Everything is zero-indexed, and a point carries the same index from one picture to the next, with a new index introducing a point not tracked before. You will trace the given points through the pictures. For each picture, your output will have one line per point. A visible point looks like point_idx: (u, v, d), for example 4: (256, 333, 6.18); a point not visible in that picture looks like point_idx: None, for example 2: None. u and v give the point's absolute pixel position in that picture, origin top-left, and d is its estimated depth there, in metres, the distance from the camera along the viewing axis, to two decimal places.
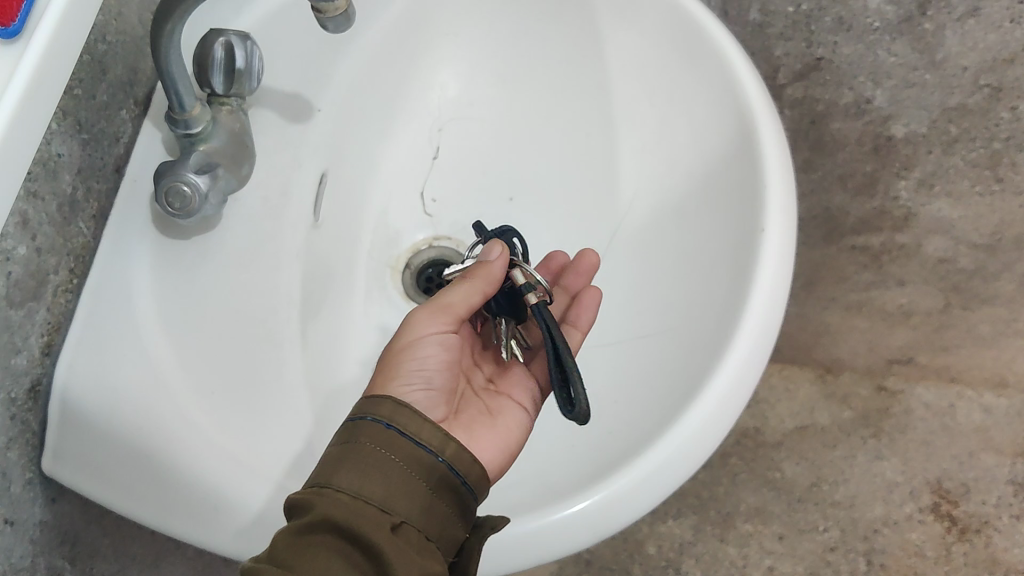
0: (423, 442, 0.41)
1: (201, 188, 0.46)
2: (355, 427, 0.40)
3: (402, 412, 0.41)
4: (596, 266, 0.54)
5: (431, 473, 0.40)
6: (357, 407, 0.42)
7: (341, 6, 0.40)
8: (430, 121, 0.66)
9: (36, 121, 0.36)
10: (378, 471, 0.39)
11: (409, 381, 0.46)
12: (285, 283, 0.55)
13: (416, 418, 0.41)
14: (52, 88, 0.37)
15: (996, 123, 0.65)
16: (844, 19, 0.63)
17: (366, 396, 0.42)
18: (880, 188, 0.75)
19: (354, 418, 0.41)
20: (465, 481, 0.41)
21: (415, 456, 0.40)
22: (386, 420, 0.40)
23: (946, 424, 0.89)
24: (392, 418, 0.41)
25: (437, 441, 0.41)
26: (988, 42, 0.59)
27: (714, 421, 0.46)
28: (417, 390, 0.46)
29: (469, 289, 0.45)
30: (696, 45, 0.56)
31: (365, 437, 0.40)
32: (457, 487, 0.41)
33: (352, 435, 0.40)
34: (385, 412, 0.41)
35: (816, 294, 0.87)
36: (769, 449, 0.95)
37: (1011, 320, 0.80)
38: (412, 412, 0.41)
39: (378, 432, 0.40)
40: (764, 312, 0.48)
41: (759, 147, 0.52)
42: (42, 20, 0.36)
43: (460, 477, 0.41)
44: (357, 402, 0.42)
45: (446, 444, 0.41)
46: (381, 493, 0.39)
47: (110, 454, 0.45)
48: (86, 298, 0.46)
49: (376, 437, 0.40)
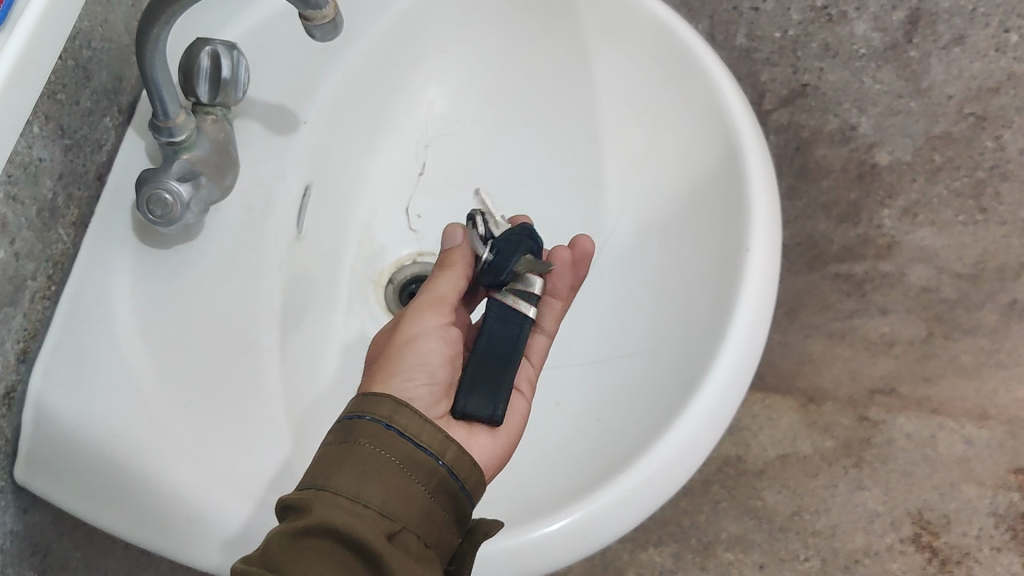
0: (423, 445, 0.40)
1: (183, 196, 0.46)
2: (354, 426, 0.40)
3: (402, 413, 0.40)
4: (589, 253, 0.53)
5: (430, 477, 0.40)
6: (357, 404, 0.41)
7: (329, 15, 0.40)
8: (416, 137, 0.66)
9: (18, 113, 0.35)
10: (376, 473, 0.38)
11: (412, 376, 0.45)
12: (266, 293, 0.54)
13: (417, 419, 0.40)
14: (26, 93, 0.36)
15: (980, 153, 0.65)
16: (830, 46, 0.63)
17: (364, 393, 0.41)
18: (864, 216, 0.75)
19: (352, 417, 0.40)
20: (463, 486, 0.41)
21: (412, 458, 0.39)
22: (385, 420, 0.40)
23: (928, 455, 0.88)
24: (393, 417, 0.40)
25: (437, 444, 0.40)
26: (973, 70, 0.59)
27: (698, 440, 0.45)
28: (421, 385, 0.45)
29: (452, 273, 0.47)
30: (683, 66, 0.56)
31: (363, 437, 0.39)
32: (455, 492, 0.41)
33: (350, 436, 0.40)
34: (384, 413, 0.40)
35: (799, 322, 0.87)
36: (751, 477, 0.94)
37: (993, 350, 0.80)
38: (412, 412, 0.40)
39: (376, 432, 0.39)
40: (749, 332, 0.47)
41: (744, 166, 0.52)
42: (24, 14, 0.36)
43: (458, 483, 0.41)
44: (355, 399, 0.41)
45: (446, 447, 0.41)
46: (378, 497, 0.38)
47: (87, 465, 0.44)
48: (64, 306, 0.46)
49: (376, 438, 0.39)
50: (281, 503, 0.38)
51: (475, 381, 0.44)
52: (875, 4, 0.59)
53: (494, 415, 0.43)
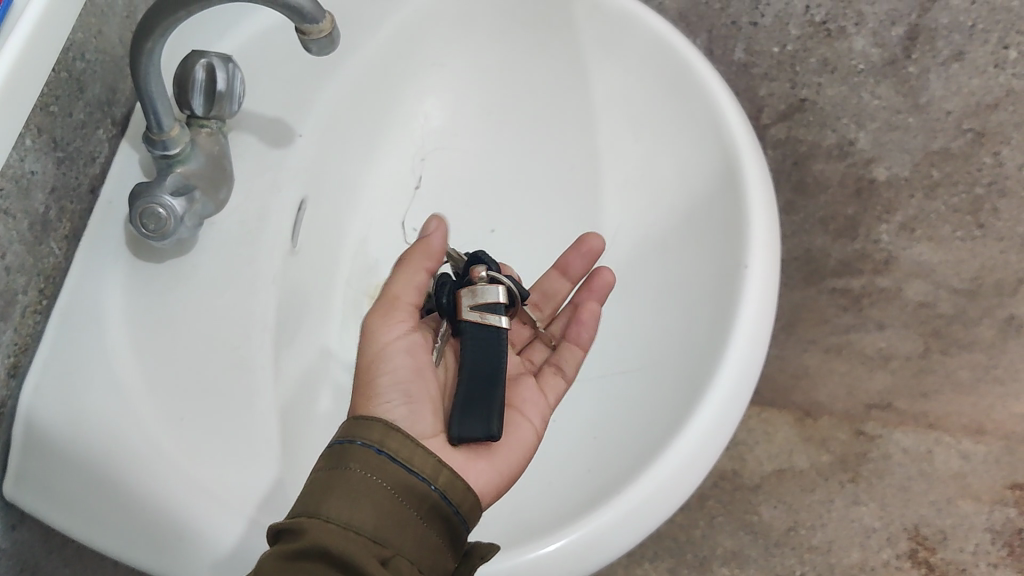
0: (414, 469, 0.39)
1: (177, 212, 0.46)
2: (344, 449, 0.39)
3: (393, 437, 0.40)
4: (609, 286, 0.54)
5: (422, 502, 0.39)
6: (347, 428, 0.40)
7: (326, 29, 0.40)
8: (412, 150, 0.66)
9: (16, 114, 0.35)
10: (368, 498, 0.37)
11: (387, 398, 0.43)
12: (260, 308, 0.54)
13: (408, 443, 0.40)
14: (23, 95, 0.36)
15: (978, 169, 0.64)
16: (828, 61, 0.63)
17: (355, 418, 0.41)
18: (861, 230, 0.74)
19: (343, 441, 0.40)
20: (457, 510, 0.40)
21: (405, 482, 0.39)
22: (377, 444, 0.39)
23: (923, 470, 0.85)
24: (384, 442, 0.39)
25: (430, 468, 0.40)
26: (972, 86, 0.59)
27: (695, 460, 0.45)
28: (400, 405, 0.43)
29: (412, 269, 0.46)
30: (680, 80, 0.56)
31: (354, 462, 0.39)
32: (448, 515, 0.40)
33: (340, 461, 0.39)
34: (375, 437, 0.40)
35: (797, 336, 0.87)
36: (746, 492, 0.89)
37: (990, 366, 0.80)
38: (403, 436, 0.40)
39: (367, 456, 0.39)
40: (747, 351, 0.47)
41: (742, 182, 0.51)
42: (23, 16, 0.36)
43: (451, 507, 0.40)
44: (343, 425, 0.41)
45: (439, 471, 0.40)
46: (372, 522, 0.37)
47: (75, 481, 0.43)
48: (58, 315, 0.46)
49: (367, 462, 0.39)
50: (273, 528, 0.37)
51: (469, 405, 0.43)
52: (874, 20, 0.59)
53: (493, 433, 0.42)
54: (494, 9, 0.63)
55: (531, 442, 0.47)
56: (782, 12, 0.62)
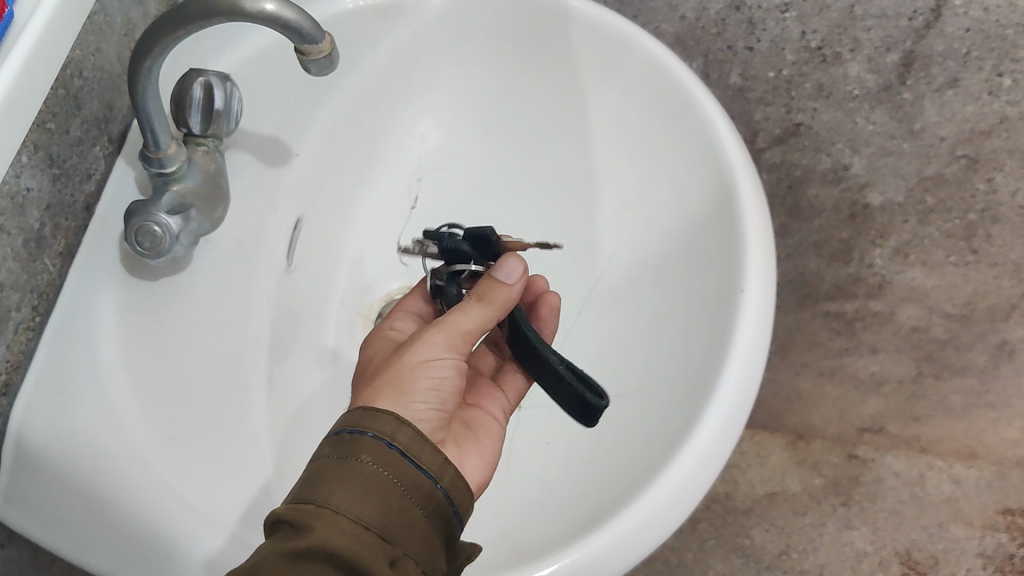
0: (423, 467, 0.39)
1: (172, 228, 0.46)
2: (355, 442, 0.38)
3: (405, 433, 0.39)
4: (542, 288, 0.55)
5: (428, 500, 0.38)
6: (357, 417, 0.39)
7: (325, 50, 0.40)
8: (409, 171, 0.66)
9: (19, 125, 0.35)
10: (379, 495, 0.37)
11: (423, 401, 0.43)
12: (254, 327, 0.54)
13: (418, 441, 0.39)
14: (25, 109, 0.36)
15: (971, 195, 0.64)
16: (824, 86, 0.64)
17: (364, 409, 0.40)
18: (855, 254, 0.74)
19: (352, 431, 0.38)
20: (458, 510, 0.40)
21: (413, 480, 0.38)
22: (388, 438, 0.38)
23: (916, 495, 0.81)
24: (395, 436, 0.39)
25: (436, 466, 0.39)
26: (966, 113, 0.59)
27: (689, 486, 0.45)
28: (428, 409, 0.43)
29: (484, 318, 0.44)
30: (679, 107, 0.56)
31: (365, 454, 0.37)
32: (450, 516, 0.39)
33: (352, 451, 0.38)
34: (386, 430, 0.39)
35: (790, 359, 0.85)
36: (738, 515, 0.87)
37: (982, 390, 0.78)
38: (414, 433, 0.39)
39: (379, 449, 0.38)
40: (742, 376, 0.47)
41: (738, 208, 0.51)
42: (27, 29, 0.36)
43: (453, 507, 0.40)
44: (352, 414, 0.39)
45: (444, 470, 0.40)
46: (380, 520, 0.36)
47: (69, 498, 0.43)
48: (49, 336, 0.45)
49: (376, 456, 0.38)
50: (273, 516, 0.36)
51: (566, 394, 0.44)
52: (869, 46, 0.59)
53: (600, 403, 0.42)
54: (494, 32, 0.63)
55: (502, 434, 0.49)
56: (778, 38, 0.62)
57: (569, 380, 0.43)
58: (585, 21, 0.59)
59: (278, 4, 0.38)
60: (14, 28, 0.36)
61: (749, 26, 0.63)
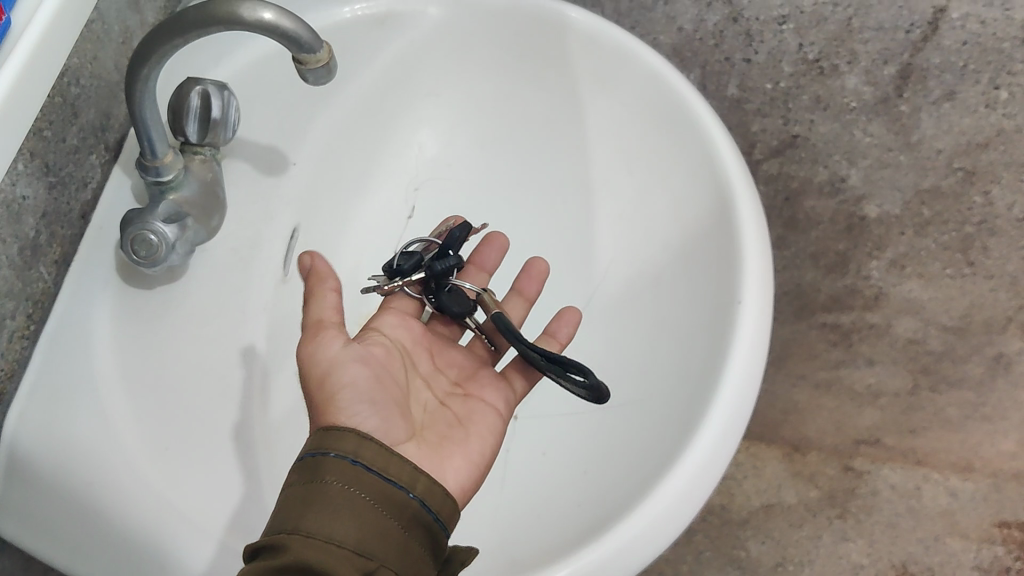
0: (392, 478, 0.39)
1: (168, 237, 0.46)
2: (318, 463, 0.38)
3: (367, 447, 0.39)
4: (544, 273, 0.55)
5: (403, 510, 0.38)
6: (317, 440, 0.39)
7: (323, 59, 0.40)
8: (407, 181, 0.66)
9: (15, 130, 0.35)
10: (349, 512, 0.36)
11: (357, 411, 0.42)
12: (249, 338, 0.55)
13: (382, 453, 0.39)
14: (22, 114, 0.36)
15: (968, 208, 0.64)
16: (821, 98, 0.64)
17: (324, 429, 0.40)
18: (851, 266, 0.74)
19: (315, 454, 0.39)
20: (437, 517, 0.39)
21: (384, 493, 0.38)
22: (351, 455, 0.38)
23: (912, 506, 0.81)
24: (358, 452, 0.38)
25: (406, 477, 0.39)
26: (963, 125, 0.60)
27: (688, 496, 0.45)
28: (367, 415, 0.43)
29: (332, 293, 0.46)
30: (677, 117, 0.56)
31: (330, 475, 0.38)
32: (430, 524, 0.39)
33: (316, 474, 0.38)
34: (348, 447, 0.39)
35: (787, 369, 0.83)
36: (735, 527, 0.83)
37: (978, 404, 0.78)
38: (377, 446, 0.39)
39: (343, 468, 0.38)
40: (740, 387, 0.47)
41: (736, 218, 0.51)
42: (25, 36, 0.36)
43: (432, 514, 0.39)
44: (313, 438, 0.39)
45: (415, 479, 0.39)
46: (354, 536, 0.36)
47: (62, 509, 0.42)
48: (41, 347, 0.45)
49: (342, 475, 0.38)
50: (251, 547, 0.36)
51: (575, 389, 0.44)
52: (866, 58, 0.59)
53: (591, 382, 0.43)
54: (492, 42, 0.63)
55: (500, 430, 0.48)
56: (775, 49, 0.62)
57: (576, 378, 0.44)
58: (582, 33, 0.59)
59: (275, 13, 0.38)
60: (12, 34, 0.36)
61: (746, 38, 0.63)
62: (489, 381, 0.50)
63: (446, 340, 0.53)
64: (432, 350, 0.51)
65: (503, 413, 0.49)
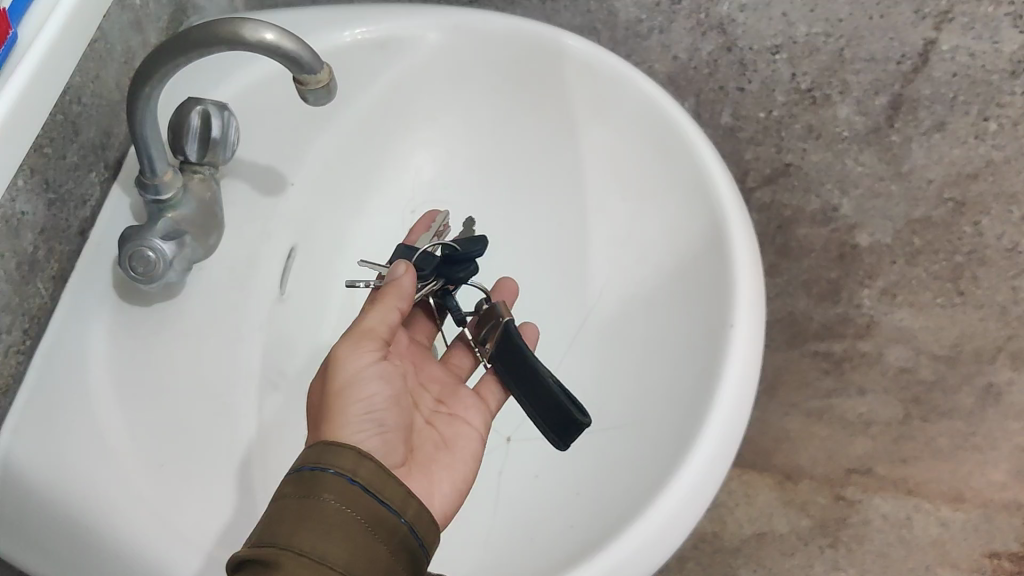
0: (386, 501, 0.39)
1: (167, 254, 0.46)
2: (316, 478, 0.38)
3: (365, 466, 0.39)
4: (514, 294, 0.56)
5: (392, 534, 0.38)
6: (316, 455, 0.39)
7: (323, 79, 0.40)
8: (404, 203, 0.66)
9: (18, 147, 0.36)
10: (341, 534, 0.36)
11: (363, 429, 0.43)
12: (244, 357, 0.55)
13: (380, 474, 0.39)
14: (24, 131, 0.36)
15: (959, 238, 0.65)
16: (813, 128, 0.65)
17: (323, 444, 0.39)
18: (844, 294, 0.74)
19: (314, 468, 0.38)
20: (421, 543, 0.40)
21: (375, 514, 0.38)
22: (350, 474, 0.38)
23: (902, 536, 0.80)
24: (356, 471, 0.38)
25: (399, 500, 0.39)
26: (953, 156, 0.60)
27: (679, 518, 0.45)
28: (371, 436, 0.43)
29: (388, 307, 0.45)
30: (671, 143, 0.57)
31: (327, 492, 0.37)
32: (415, 549, 0.39)
33: (313, 490, 0.38)
34: (347, 465, 0.39)
35: (779, 398, 0.84)
36: (727, 555, 0.82)
37: (969, 433, 0.78)
38: (375, 466, 0.39)
39: (339, 486, 0.38)
40: (731, 413, 0.47)
41: (729, 247, 0.52)
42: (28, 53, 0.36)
43: (417, 540, 0.40)
44: (313, 450, 0.39)
45: (407, 503, 0.39)
46: (343, 558, 0.36)
47: (52, 526, 0.43)
48: (39, 359, 0.45)
49: (337, 493, 0.38)
50: (236, 559, 0.36)
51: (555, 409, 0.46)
52: (858, 88, 0.60)
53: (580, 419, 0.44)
54: (489, 67, 0.64)
55: (478, 452, 0.48)
56: (768, 79, 0.63)
57: (563, 399, 0.45)
58: (577, 59, 0.60)
59: (278, 34, 0.38)
60: (15, 52, 0.36)
61: (740, 67, 0.64)
62: (468, 400, 0.50)
63: (423, 349, 0.53)
64: (413, 363, 0.52)
65: (483, 433, 0.50)
